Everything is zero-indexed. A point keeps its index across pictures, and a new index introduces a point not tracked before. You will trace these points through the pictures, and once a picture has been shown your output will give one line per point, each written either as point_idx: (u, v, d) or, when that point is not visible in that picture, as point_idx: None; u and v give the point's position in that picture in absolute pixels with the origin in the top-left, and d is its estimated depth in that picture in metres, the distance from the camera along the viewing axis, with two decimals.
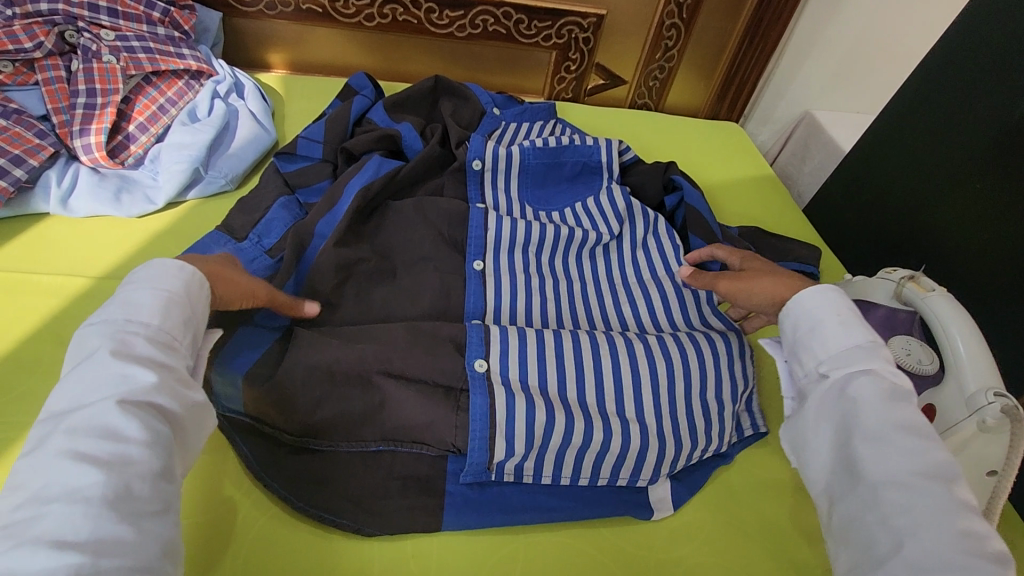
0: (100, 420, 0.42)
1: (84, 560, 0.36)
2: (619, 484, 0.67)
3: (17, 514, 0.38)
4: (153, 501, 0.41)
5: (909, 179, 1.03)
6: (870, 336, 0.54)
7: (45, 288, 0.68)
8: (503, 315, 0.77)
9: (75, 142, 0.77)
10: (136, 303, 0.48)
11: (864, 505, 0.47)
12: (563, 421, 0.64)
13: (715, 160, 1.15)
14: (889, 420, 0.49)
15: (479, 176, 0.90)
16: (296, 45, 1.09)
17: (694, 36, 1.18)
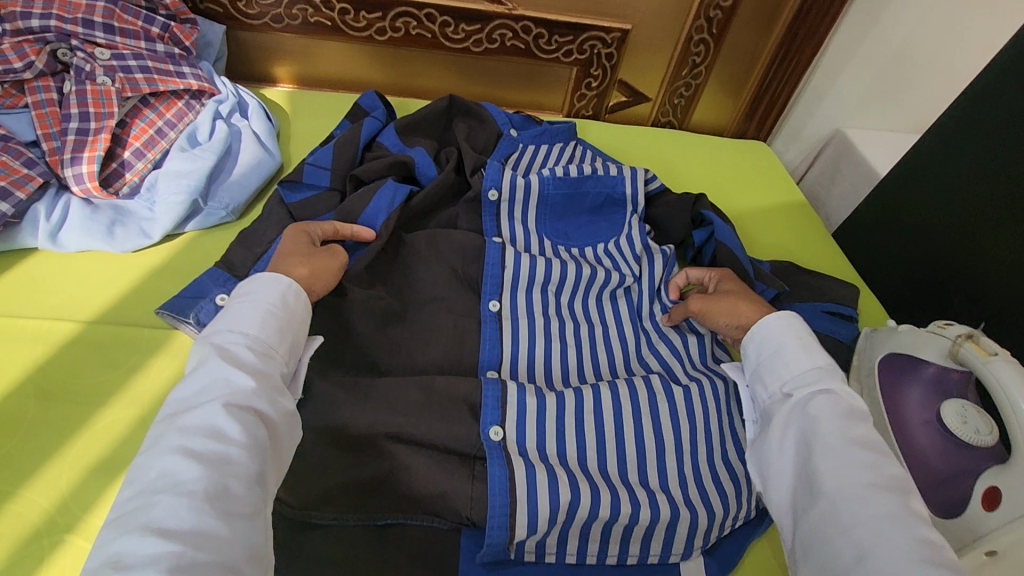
0: (206, 422, 0.48)
1: (184, 549, 0.41)
2: (650, 561, 0.61)
3: (134, 501, 0.44)
4: (246, 503, 0.46)
5: (953, 212, 0.96)
6: (828, 361, 0.61)
7: (29, 336, 0.63)
8: (520, 366, 0.71)
9: (67, 171, 0.72)
10: (241, 316, 0.56)
11: (822, 514, 0.51)
12: (588, 493, 0.59)
13: (744, 185, 1.09)
14: (850, 434, 0.55)
15: (495, 206, 0.84)
16: (303, 59, 1.03)
17: (722, 52, 1.12)
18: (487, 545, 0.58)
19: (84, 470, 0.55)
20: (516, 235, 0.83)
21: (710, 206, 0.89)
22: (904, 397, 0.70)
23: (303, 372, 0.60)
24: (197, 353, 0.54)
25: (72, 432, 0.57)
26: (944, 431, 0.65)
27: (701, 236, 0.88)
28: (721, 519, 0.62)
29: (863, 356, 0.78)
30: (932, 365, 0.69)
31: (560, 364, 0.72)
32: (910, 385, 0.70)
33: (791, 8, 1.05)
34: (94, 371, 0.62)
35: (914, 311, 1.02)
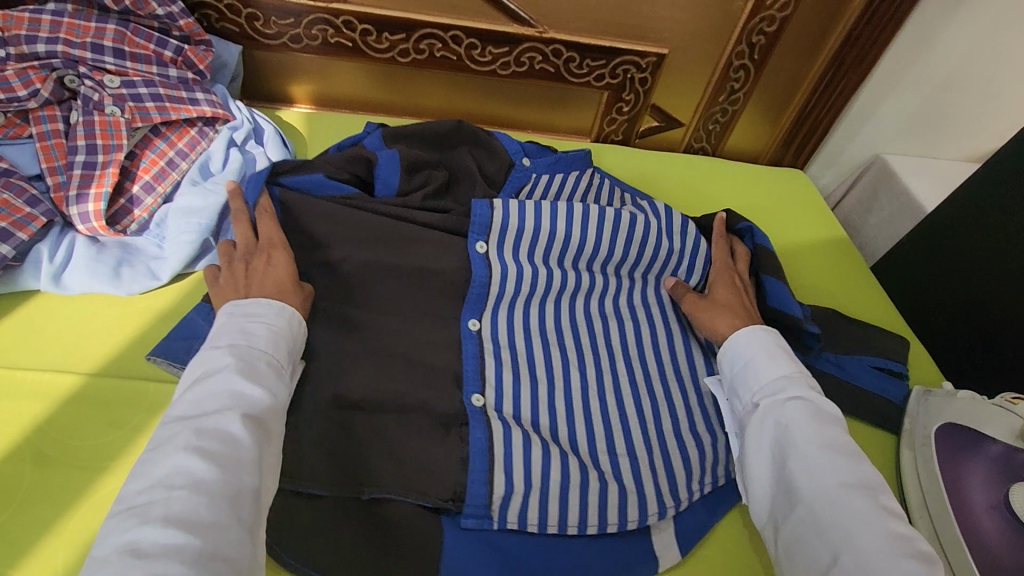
0: (219, 423, 0.47)
1: (204, 546, 0.40)
2: (626, 527, 0.61)
3: (145, 495, 0.42)
4: (253, 514, 0.45)
5: (1010, 256, 0.90)
6: (796, 368, 0.63)
7: (28, 390, 0.59)
8: (523, 410, 0.66)
9: (72, 209, 0.68)
10: (257, 330, 0.56)
11: (804, 525, 0.52)
12: (561, 460, 0.62)
13: (773, 219, 1.03)
14: (822, 437, 0.56)
15: (488, 215, 0.76)
16: (321, 79, 0.99)
17: (763, 78, 1.06)
18: (463, 516, 0.59)
19: (81, 548, 0.51)
20: (507, 263, 0.75)
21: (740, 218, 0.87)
22: (966, 474, 0.65)
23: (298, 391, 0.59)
24: (203, 358, 0.53)
25: (70, 503, 0.53)
26: (1014, 521, 0.60)
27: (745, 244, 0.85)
28: (685, 480, 0.65)
29: (915, 422, 0.72)
30: (998, 442, 0.65)
31: (544, 347, 0.72)
32: (971, 461, 0.65)
33: (838, 33, 1.00)
34: (94, 431, 0.58)
35: (960, 359, 0.95)
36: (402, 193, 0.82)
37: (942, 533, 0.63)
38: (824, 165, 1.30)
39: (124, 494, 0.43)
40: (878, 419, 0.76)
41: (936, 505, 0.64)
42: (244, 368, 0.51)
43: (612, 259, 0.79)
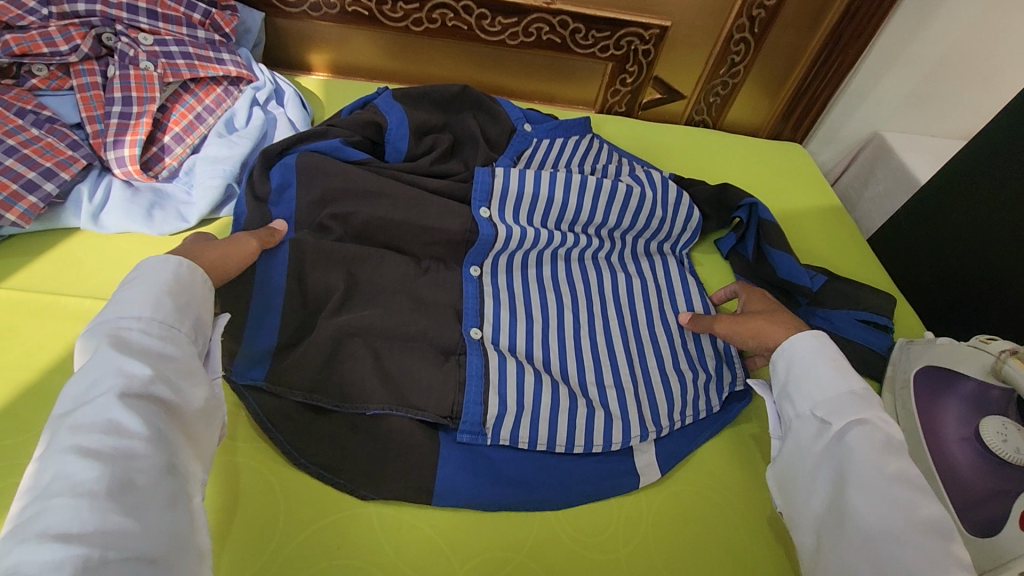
0: (101, 414, 0.44)
1: (93, 552, 0.38)
2: (612, 448, 0.66)
3: (23, 512, 0.39)
4: (160, 495, 0.43)
5: (998, 222, 0.94)
6: (864, 385, 0.60)
7: (70, 312, 0.65)
8: (519, 343, 0.71)
9: (109, 154, 0.74)
10: (131, 301, 0.51)
11: (860, 557, 0.51)
12: (550, 387, 0.67)
13: (770, 185, 1.07)
14: (889, 472, 0.54)
15: (489, 182, 0.81)
16: (339, 48, 1.04)
17: (763, 52, 1.10)
18: (460, 429, 0.64)
19: None
20: (509, 222, 0.80)
21: (743, 193, 0.90)
22: (941, 411, 0.68)
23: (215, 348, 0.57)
24: (82, 343, 0.49)
25: None
26: (984, 451, 0.62)
27: (743, 215, 0.89)
28: (669, 410, 0.70)
29: (898, 368, 0.76)
30: (972, 380, 0.67)
31: (539, 292, 0.77)
32: (947, 400, 0.68)
33: (837, 8, 1.03)
34: None
35: (950, 321, 0.99)
36: (412, 156, 0.87)
37: (919, 465, 0.67)
38: (823, 141, 1.37)
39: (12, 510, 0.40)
40: (864, 367, 0.80)
41: (913, 441, 0.68)
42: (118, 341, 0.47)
43: (606, 223, 0.85)
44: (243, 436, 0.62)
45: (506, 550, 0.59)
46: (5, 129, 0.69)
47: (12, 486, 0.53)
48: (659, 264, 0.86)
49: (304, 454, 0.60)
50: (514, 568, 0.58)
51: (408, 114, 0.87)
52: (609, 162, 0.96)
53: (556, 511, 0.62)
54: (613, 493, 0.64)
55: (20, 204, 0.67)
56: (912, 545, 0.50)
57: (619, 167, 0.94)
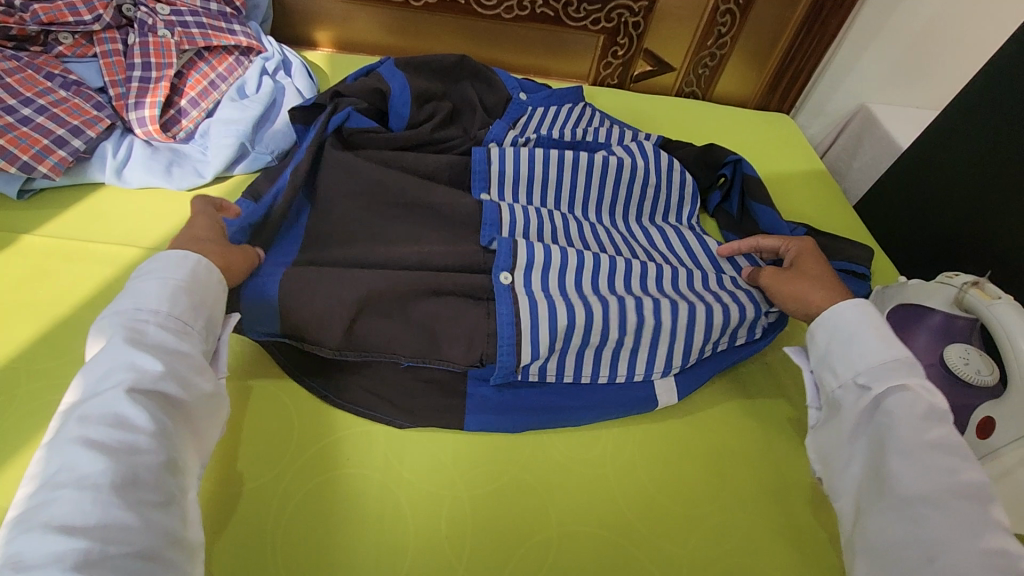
0: (109, 408, 0.46)
1: (93, 545, 0.40)
2: (636, 377, 0.70)
3: (32, 499, 0.42)
4: (158, 491, 0.45)
5: (971, 178, 0.98)
6: (908, 353, 0.57)
7: (99, 256, 0.70)
8: (552, 279, 0.71)
9: (131, 114, 0.79)
10: (146, 294, 0.53)
11: (894, 520, 0.49)
12: (584, 314, 0.67)
13: (757, 150, 1.12)
14: (927, 438, 0.52)
15: (485, 159, 0.84)
16: (343, 24, 1.09)
17: (748, 24, 1.15)
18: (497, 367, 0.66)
19: None
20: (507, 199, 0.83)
21: (727, 151, 0.95)
22: (910, 341, 0.72)
23: (224, 347, 0.58)
24: (100, 330, 0.52)
25: None
26: (948, 375, 0.67)
27: (728, 172, 0.94)
28: (705, 340, 0.71)
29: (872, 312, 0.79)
30: (939, 313, 0.71)
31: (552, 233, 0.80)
32: (916, 331, 0.72)
33: None
34: None
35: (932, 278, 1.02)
36: (414, 123, 0.90)
37: None
38: (811, 114, 1.39)
39: (18, 499, 0.43)
40: None
41: None
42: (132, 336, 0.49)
43: (604, 201, 0.88)
44: (259, 366, 0.67)
45: (501, 465, 0.64)
46: (35, 90, 0.75)
47: (50, 401, 0.59)
48: (667, 228, 0.89)
49: (325, 383, 0.66)
50: (509, 480, 0.63)
51: (409, 83, 0.92)
52: (598, 124, 1.00)
53: (549, 429, 0.68)
54: (625, 412, 0.70)
55: (50, 157, 0.72)
56: (945, 497, 0.48)
57: (606, 124, 1.00)
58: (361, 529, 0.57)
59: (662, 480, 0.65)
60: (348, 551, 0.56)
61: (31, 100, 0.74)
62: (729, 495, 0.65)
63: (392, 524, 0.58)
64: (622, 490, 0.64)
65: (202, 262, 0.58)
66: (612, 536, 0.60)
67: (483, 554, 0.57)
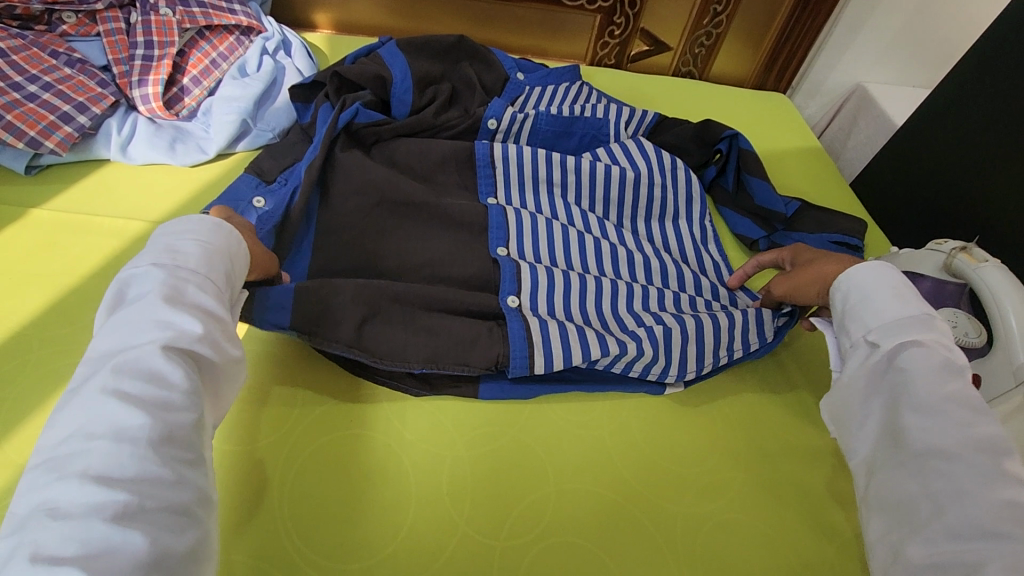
0: (143, 363, 0.45)
1: (131, 495, 0.39)
2: (649, 376, 0.70)
3: (65, 446, 0.40)
4: (189, 450, 0.44)
5: (963, 150, 1.00)
6: (925, 311, 0.57)
7: (106, 229, 0.72)
8: (556, 308, 0.72)
9: (134, 92, 0.80)
10: (180, 255, 0.52)
11: (907, 474, 0.50)
12: (598, 341, 0.69)
13: (754, 128, 1.13)
14: (940, 392, 0.52)
15: (488, 152, 0.86)
16: (342, 5, 1.10)
17: (744, 3, 1.17)
18: (510, 369, 0.66)
19: None
20: (514, 202, 0.84)
21: (723, 127, 0.95)
22: None
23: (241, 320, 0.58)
24: (125, 285, 0.50)
25: None
26: None
27: (723, 148, 0.95)
28: (715, 345, 0.73)
29: None
30: (929, 278, 0.72)
31: (559, 226, 0.81)
32: None
33: None
34: None
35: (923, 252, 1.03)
36: (416, 108, 0.91)
37: None
38: (808, 95, 1.33)
39: (43, 449, 0.41)
40: None
41: None
42: (167, 294, 0.48)
43: (610, 201, 0.88)
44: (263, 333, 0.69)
45: (500, 428, 0.65)
46: (41, 68, 0.76)
47: (61, 366, 0.60)
48: (671, 229, 0.89)
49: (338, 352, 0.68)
50: (509, 441, 0.65)
51: (410, 68, 0.92)
52: (594, 101, 1.02)
53: (547, 395, 0.69)
54: (631, 393, 0.71)
55: (57, 133, 0.74)
56: (964, 452, 0.48)
57: (604, 102, 1.01)
58: (377, 487, 0.59)
59: (658, 442, 0.67)
60: (374, 503, 0.58)
61: (37, 77, 0.75)
62: (723, 457, 0.67)
63: (401, 483, 0.60)
64: (617, 451, 0.66)
65: (231, 232, 0.58)
66: (608, 493, 0.62)
67: (484, 510, 0.59)
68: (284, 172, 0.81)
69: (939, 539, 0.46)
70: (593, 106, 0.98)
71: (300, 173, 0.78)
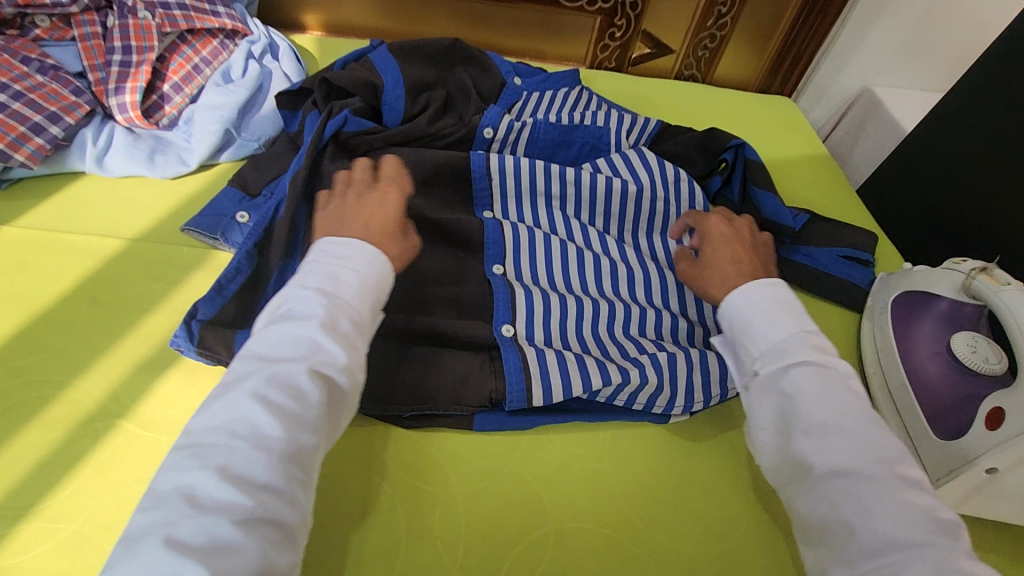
0: (288, 376, 0.44)
1: (257, 506, 0.39)
2: (654, 410, 0.67)
3: (210, 437, 0.41)
4: (308, 475, 0.43)
5: (976, 159, 0.96)
6: (800, 325, 0.56)
7: (79, 247, 0.68)
8: (553, 334, 0.69)
9: (111, 100, 0.76)
10: (340, 278, 0.51)
11: (815, 500, 0.46)
12: (599, 370, 0.65)
13: (760, 134, 1.09)
14: (826, 409, 0.49)
15: (484, 163, 0.82)
16: (333, 6, 1.06)
17: (749, 5, 1.14)
18: (507, 401, 0.63)
19: (132, 365, 0.60)
20: (512, 217, 0.81)
21: (729, 136, 0.91)
22: (917, 330, 0.71)
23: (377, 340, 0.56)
24: (287, 294, 0.50)
25: (118, 334, 0.62)
26: (955, 362, 0.66)
27: (728, 159, 0.91)
28: (723, 379, 0.68)
29: (878, 299, 0.80)
30: (945, 299, 0.70)
31: (559, 244, 0.77)
32: (922, 321, 0.71)
33: None
34: (135, 282, 0.67)
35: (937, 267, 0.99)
36: (409, 116, 0.87)
37: (892, 381, 0.70)
38: (814, 98, 1.33)
39: (192, 430, 0.42)
40: (843, 299, 0.83)
41: (889, 360, 0.71)
42: (322, 316, 0.47)
43: (611, 214, 0.84)
44: None
45: (496, 461, 0.62)
46: (10, 75, 0.71)
47: (25, 400, 0.56)
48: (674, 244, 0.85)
49: None
50: (506, 475, 0.61)
51: (403, 74, 0.88)
52: (595, 108, 0.98)
53: (547, 425, 0.65)
54: (632, 422, 0.67)
55: (27, 145, 0.69)
56: (865, 467, 0.45)
57: (604, 109, 0.98)
58: (439, 512, 0.58)
59: (660, 473, 0.64)
60: (438, 531, 0.56)
61: (6, 85, 0.70)
62: (730, 490, 0.64)
63: (462, 510, 0.58)
64: (620, 484, 0.62)
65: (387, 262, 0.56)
66: (610, 533, 0.59)
67: (480, 554, 0.56)
68: (269, 185, 0.77)
69: (857, 563, 0.42)
70: (593, 113, 0.94)
71: (284, 187, 0.74)
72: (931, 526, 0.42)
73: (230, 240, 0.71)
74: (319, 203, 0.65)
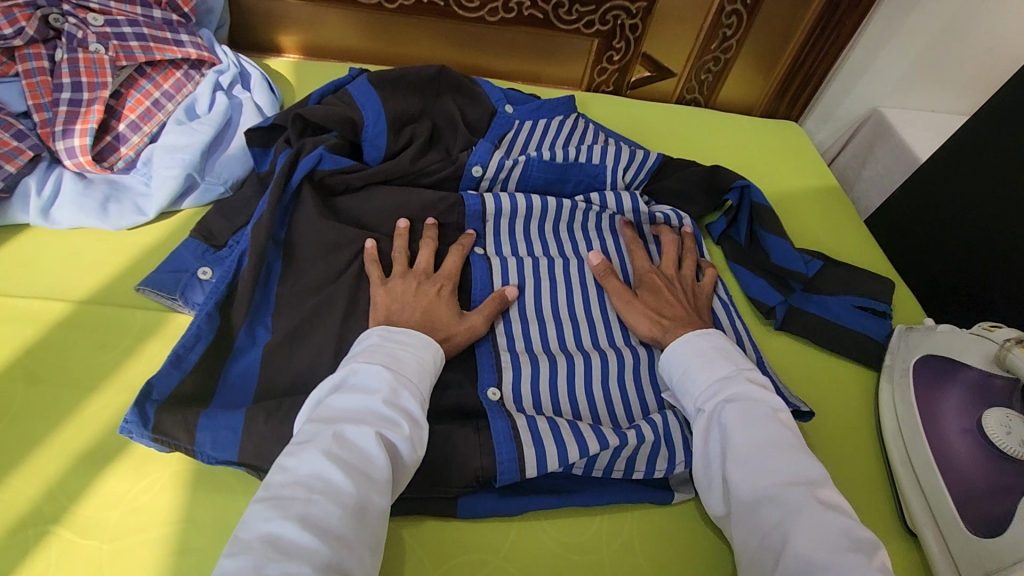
0: (360, 441, 0.48)
1: (330, 555, 0.41)
2: (655, 476, 0.60)
3: (291, 491, 0.44)
4: (373, 535, 0.46)
5: (997, 196, 0.90)
6: (733, 367, 0.60)
7: (20, 314, 0.61)
8: (543, 401, 0.63)
9: (58, 144, 0.69)
10: (401, 360, 0.55)
11: (749, 529, 0.50)
12: (595, 435, 0.59)
13: (769, 166, 1.03)
14: (755, 443, 0.53)
15: (479, 206, 0.76)
16: (311, 29, 0.99)
17: (756, 24, 1.07)
18: (497, 476, 0.56)
19: (71, 458, 0.54)
20: (503, 253, 0.74)
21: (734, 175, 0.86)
22: (942, 403, 0.65)
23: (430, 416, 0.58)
24: (349, 369, 0.53)
25: (60, 420, 0.56)
26: (986, 443, 0.60)
27: (734, 200, 0.86)
28: None
29: (897, 357, 0.73)
30: (974, 368, 0.65)
31: (551, 292, 0.72)
32: (947, 389, 0.66)
33: None
34: (80, 354, 0.60)
35: (961, 314, 0.92)
36: (391, 153, 0.80)
37: (914, 458, 0.64)
38: (820, 120, 1.23)
39: (269, 483, 0.45)
40: (861, 356, 0.76)
41: (910, 433, 0.66)
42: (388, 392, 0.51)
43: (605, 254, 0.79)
44: None
45: (480, 560, 0.56)
46: None
47: None
48: None
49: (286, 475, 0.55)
50: (490, 571, 0.55)
51: (385, 108, 0.80)
52: (594, 141, 0.91)
53: (538, 512, 0.59)
54: (631, 503, 0.61)
55: None
56: (782, 492, 0.50)
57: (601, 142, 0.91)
58: None
59: (662, 566, 0.58)
60: None
61: None
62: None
63: None
64: None
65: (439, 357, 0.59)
66: None
67: None
68: (236, 234, 0.70)
69: None
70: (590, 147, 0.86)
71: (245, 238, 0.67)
72: (848, 544, 0.46)
73: (191, 301, 0.64)
74: (373, 282, 0.66)
